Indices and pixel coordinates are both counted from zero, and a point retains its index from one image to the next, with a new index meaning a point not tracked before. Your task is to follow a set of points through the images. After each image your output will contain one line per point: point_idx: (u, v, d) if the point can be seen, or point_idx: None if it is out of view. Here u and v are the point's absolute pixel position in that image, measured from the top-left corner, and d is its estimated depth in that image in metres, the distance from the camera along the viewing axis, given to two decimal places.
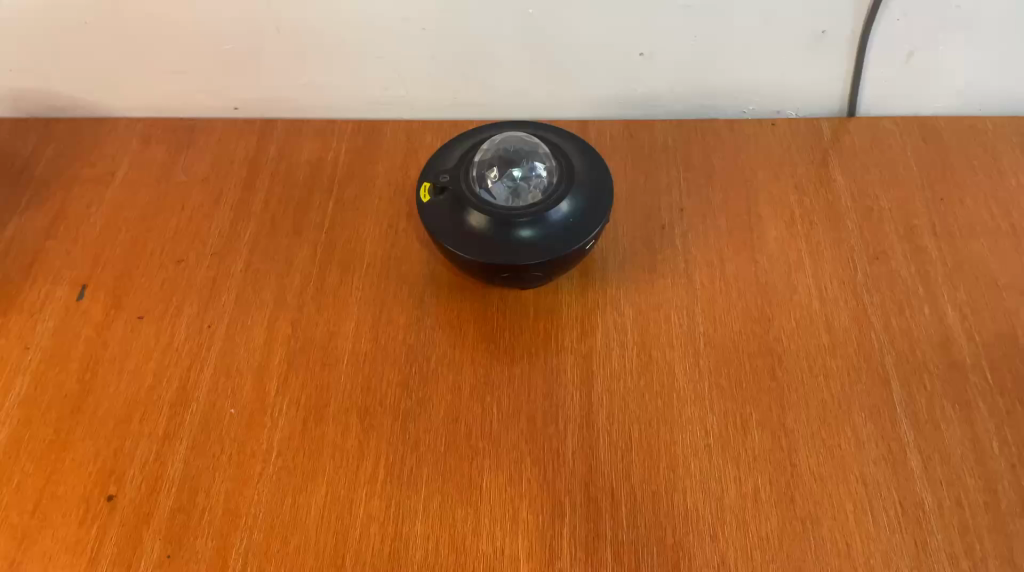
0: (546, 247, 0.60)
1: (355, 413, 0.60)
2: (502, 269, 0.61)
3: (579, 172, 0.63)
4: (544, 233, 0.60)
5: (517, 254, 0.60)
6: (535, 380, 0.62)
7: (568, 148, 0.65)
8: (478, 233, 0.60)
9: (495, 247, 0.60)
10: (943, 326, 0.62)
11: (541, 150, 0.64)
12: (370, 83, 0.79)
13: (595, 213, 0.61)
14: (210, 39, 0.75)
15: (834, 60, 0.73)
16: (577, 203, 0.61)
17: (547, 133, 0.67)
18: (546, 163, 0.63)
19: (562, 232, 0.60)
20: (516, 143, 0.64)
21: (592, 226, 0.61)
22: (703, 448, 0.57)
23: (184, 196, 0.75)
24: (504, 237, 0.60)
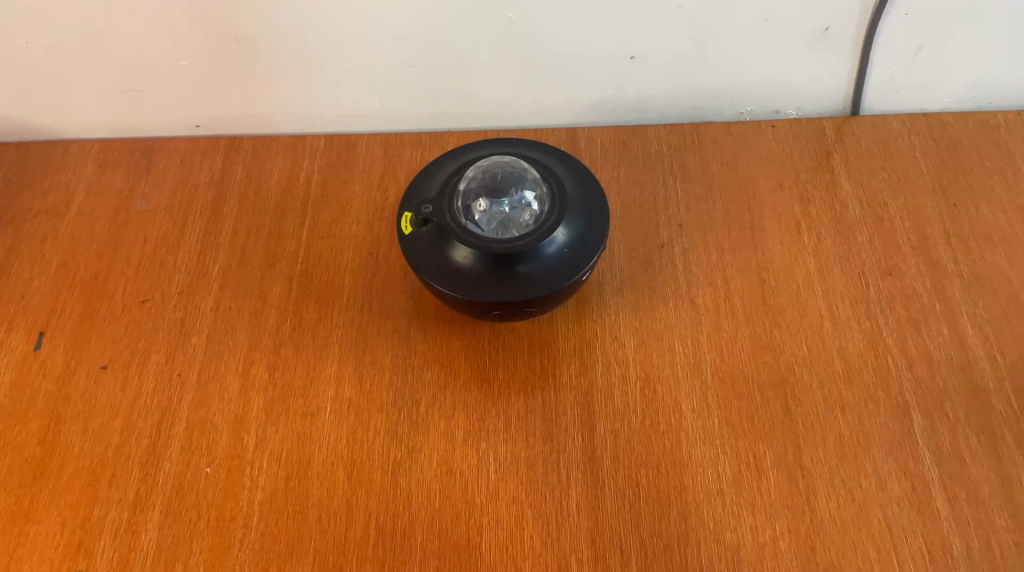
0: (539, 283, 0.55)
1: (341, 468, 0.56)
2: (494, 307, 0.56)
3: (572, 198, 0.58)
4: (535, 271, 0.56)
5: (509, 291, 0.55)
6: (533, 423, 0.57)
7: (560, 171, 0.60)
8: (467, 270, 0.56)
9: (485, 285, 0.56)
10: (963, 348, 0.58)
11: (530, 176, 0.59)
12: (343, 94, 0.74)
13: (589, 246, 0.57)
14: (165, 55, 0.70)
15: (837, 58, 0.69)
16: (569, 236, 0.56)
17: (537, 153, 0.62)
18: (536, 189, 0.58)
19: (557, 266, 0.56)
20: (502, 169, 0.59)
21: (588, 258, 0.56)
22: (716, 494, 0.53)
23: (145, 227, 0.70)
24: (494, 273, 0.56)
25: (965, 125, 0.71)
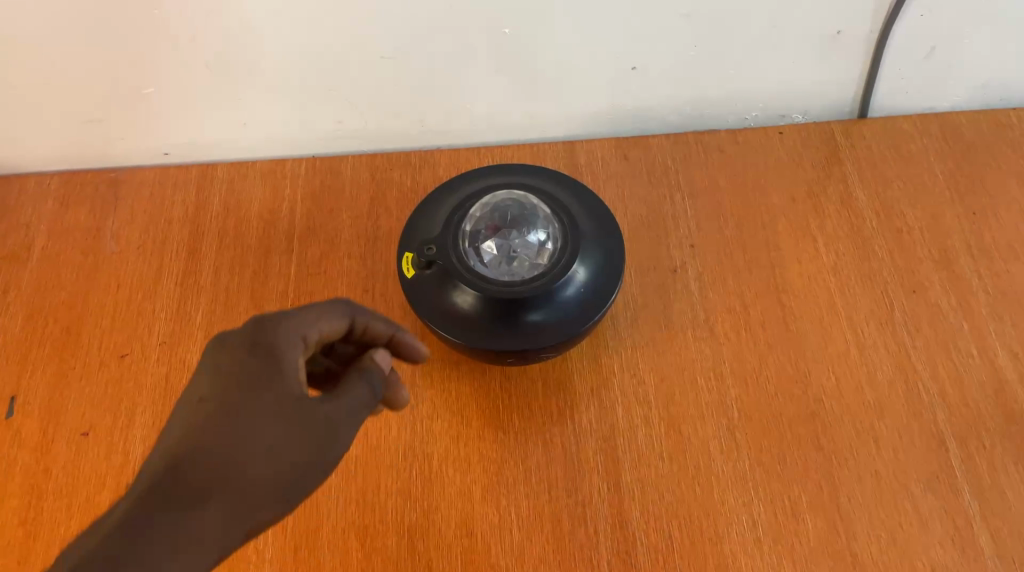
0: (556, 329, 0.51)
1: (354, 535, 0.52)
2: (508, 356, 0.52)
3: (587, 233, 0.54)
4: (552, 316, 0.52)
5: (525, 339, 0.51)
6: (554, 474, 0.54)
7: (571, 204, 0.56)
8: (477, 316, 0.51)
9: (497, 332, 0.51)
10: (994, 370, 0.57)
11: (541, 213, 0.55)
12: (324, 116, 0.69)
13: (607, 286, 0.53)
14: (128, 81, 0.64)
15: (848, 60, 0.66)
16: (587, 277, 0.52)
17: (544, 183, 0.57)
18: (548, 227, 0.54)
19: (574, 310, 0.52)
20: (510, 206, 0.55)
21: (606, 299, 0.52)
22: (753, 544, 0.51)
23: (118, 272, 0.65)
24: (506, 319, 0.51)
25: (978, 126, 0.69)
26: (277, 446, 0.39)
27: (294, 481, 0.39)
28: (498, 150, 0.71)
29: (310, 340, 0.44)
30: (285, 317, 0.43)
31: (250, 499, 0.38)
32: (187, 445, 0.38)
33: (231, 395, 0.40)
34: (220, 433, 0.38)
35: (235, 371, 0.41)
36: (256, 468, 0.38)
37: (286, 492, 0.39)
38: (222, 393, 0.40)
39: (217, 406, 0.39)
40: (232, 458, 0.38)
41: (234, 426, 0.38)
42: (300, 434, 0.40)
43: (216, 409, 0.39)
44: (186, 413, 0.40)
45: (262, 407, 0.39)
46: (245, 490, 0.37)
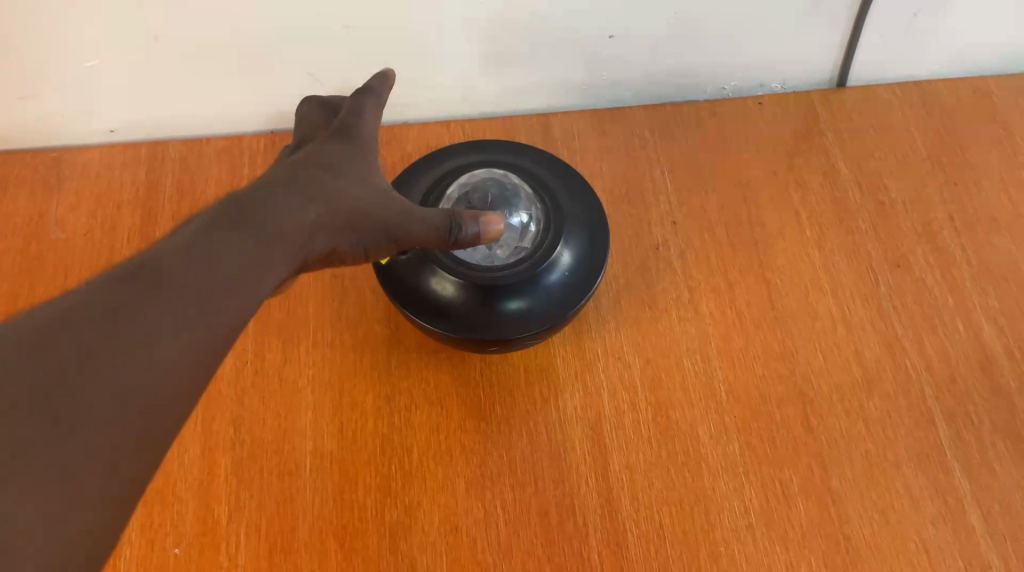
0: (540, 316, 0.49)
1: (333, 535, 0.50)
2: (490, 344, 0.49)
3: (569, 214, 0.52)
4: (536, 302, 0.49)
5: (507, 328, 0.48)
6: (540, 465, 0.52)
7: (553, 182, 0.53)
8: (457, 303, 0.48)
9: (478, 320, 0.48)
10: (980, 344, 0.56)
11: (522, 193, 0.52)
12: (284, 90, 0.65)
13: (592, 269, 0.50)
14: (67, 54, 0.59)
15: (829, 27, 0.64)
16: (571, 260, 0.50)
17: (524, 160, 0.54)
18: (529, 208, 0.51)
19: (559, 296, 0.49)
20: (491, 186, 0.52)
21: (591, 283, 0.50)
22: (745, 531, 0.50)
23: (64, 260, 0.60)
24: (487, 306, 0.48)
25: (958, 93, 0.67)
26: (362, 199, 0.42)
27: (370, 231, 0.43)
28: (468, 124, 0.67)
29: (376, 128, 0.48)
30: (353, 113, 0.47)
31: (341, 222, 0.41)
32: (286, 176, 0.40)
33: (318, 154, 0.43)
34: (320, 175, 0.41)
35: (322, 146, 0.44)
36: (343, 205, 0.41)
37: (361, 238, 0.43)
38: (322, 155, 0.43)
39: (305, 157, 0.43)
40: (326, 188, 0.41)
41: (334, 174, 0.42)
42: (380, 200, 0.43)
43: (309, 158, 0.43)
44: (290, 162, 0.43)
45: (358, 170, 0.44)
46: (341, 214, 0.41)
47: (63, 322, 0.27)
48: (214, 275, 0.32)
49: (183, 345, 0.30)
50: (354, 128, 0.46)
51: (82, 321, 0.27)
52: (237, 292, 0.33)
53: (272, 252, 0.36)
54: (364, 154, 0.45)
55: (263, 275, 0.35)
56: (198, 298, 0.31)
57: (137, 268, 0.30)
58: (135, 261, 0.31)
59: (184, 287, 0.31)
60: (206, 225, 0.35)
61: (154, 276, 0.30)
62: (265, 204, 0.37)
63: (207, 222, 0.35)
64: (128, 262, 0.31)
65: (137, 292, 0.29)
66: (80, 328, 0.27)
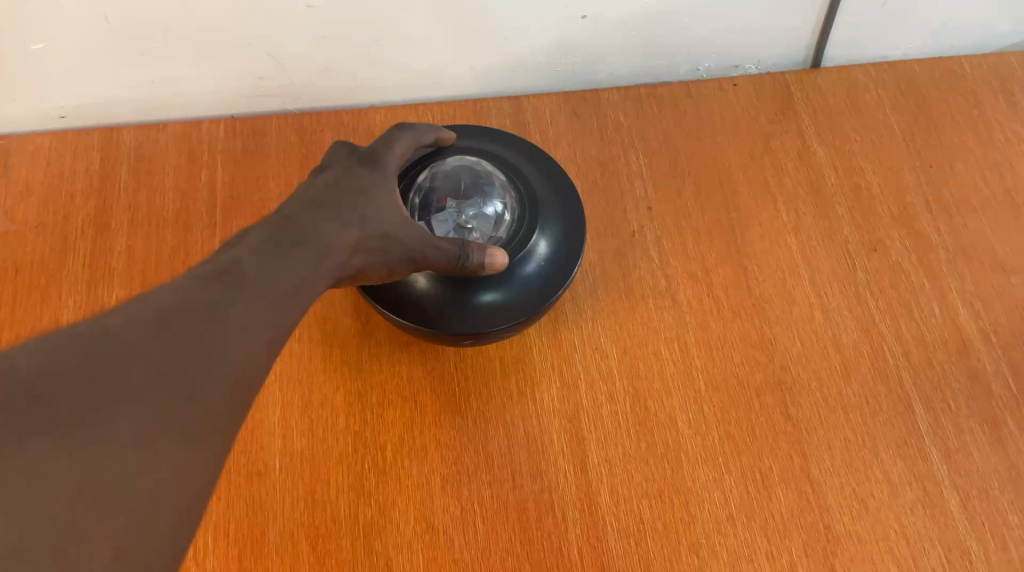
0: (514, 307, 0.47)
1: (306, 537, 0.48)
2: (463, 340, 0.47)
3: (544, 201, 0.50)
4: (510, 294, 0.47)
5: (481, 320, 0.47)
6: (517, 459, 0.51)
7: (527, 168, 0.52)
8: (430, 298, 0.47)
9: (452, 314, 0.47)
10: (957, 328, 0.56)
11: (496, 180, 0.50)
12: (243, 71, 0.62)
13: (568, 258, 0.49)
14: (12, 36, 0.56)
15: (805, 6, 0.63)
16: (547, 248, 0.48)
17: (496, 146, 0.53)
18: (503, 196, 0.50)
19: (536, 284, 0.48)
20: (464, 171, 0.50)
21: (568, 269, 0.48)
22: (725, 521, 0.49)
23: (15, 254, 0.57)
24: (460, 299, 0.47)
25: (931, 73, 0.67)
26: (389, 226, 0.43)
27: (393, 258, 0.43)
28: (438, 107, 0.65)
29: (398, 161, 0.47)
30: (380, 150, 0.47)
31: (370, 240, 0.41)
32: (323, 199, 0.41)
33: (351, 182, 0.43)
34: (349, 203, 0.42)
35: (350, 172, 0.45)
36: (374, 231, 0.42)
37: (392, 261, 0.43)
38: (345, 183, 0.43)
39: (334, 184, 0.43)
40: (358, 214, 0.41)
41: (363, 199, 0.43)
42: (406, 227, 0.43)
43: (345, 184, 0.43)
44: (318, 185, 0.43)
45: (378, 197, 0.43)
46: (369, 236, 0.41)
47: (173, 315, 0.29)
48: (278, 284, 0.34)
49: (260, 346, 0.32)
50: (380, 155, 0.46)
51: (184, 314, 0.29)
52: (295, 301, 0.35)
53: (324, 263, 0.38)
54: (387, 180, 0.45)
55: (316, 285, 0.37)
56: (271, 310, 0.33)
57: (220, 272, 0.33)
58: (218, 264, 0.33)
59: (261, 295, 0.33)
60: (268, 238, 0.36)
61: (235, 280, 0.32)
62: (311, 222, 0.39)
63: (271, 236, 0.37)
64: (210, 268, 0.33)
65: (229, 293, 0.31)
66: (183, 322, 0.29)
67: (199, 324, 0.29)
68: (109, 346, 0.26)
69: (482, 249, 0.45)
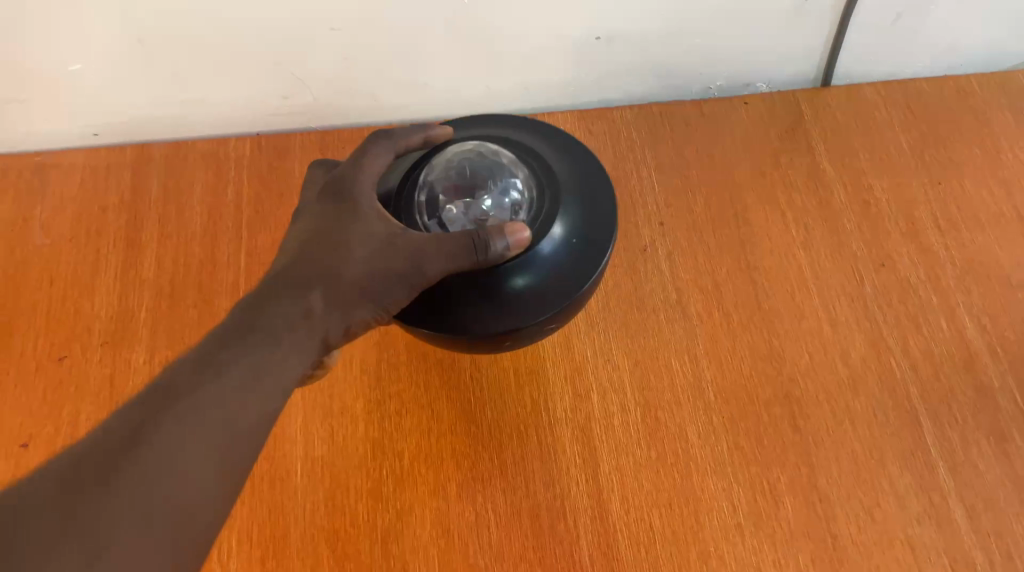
0: (555, 291, 0.40)
1: (325, 541, 0.50)
2: (502, 340, 0.41)
3: (561, 173, 0.44)
4: (547, 277, 0.41)
5: (522, 315, 0.40)
6: (531, 467, 0.52)
7: (534, 142, 0.46)
8: (457, 294, 0.41)
9: (485, 311, 0.40)
10: (964, 342, 0.56)
11: (504, 159, 0.44)
12: (268, 91, 0.64)
13: (601, 226, 0.43)
14: (49, 59, 0.59)
15: (815, 27, 0.65)
16: (576, 220, 0.42)
17: (496, 128, 0.47)
18: (517, 173, 0.43)
19: (575, 263, 0.41)
20: (467, 157, 0.44)
21: (608, 238, 0.42)
22: (733, 529, 0.50)
23: (51, 266, 0.60)
24: (491, 293, 0.40)
25: (941, 91, 0.68)
26: (366, 257, 0.39)
27: (383, 286, 0.39)
28: None
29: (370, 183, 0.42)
30: (350, 177, 0.42)
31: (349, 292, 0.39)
32: (296, 259, 0.40)
33: (323, 233, 0.41)
34: (317, 256, 0.40)
35: (320, 215, 0.42)
36: (348, 274, 0.39)
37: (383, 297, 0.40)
38: (315, 234, 0.41)
39: (309, 239, 0.41)
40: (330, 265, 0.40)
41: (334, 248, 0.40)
42: (386, 250, 0.39)
43: (316, 234, 0.41)
44: (292, 246, 0.42)
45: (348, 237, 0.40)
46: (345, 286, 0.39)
47: (88, 464, 0.30)
48: (261, 349, 0.37)
49: (254, 403, 0.36)
50: (354, 184, 0.42)
51: (177, 389, 0.34)
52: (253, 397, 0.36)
53: (287, 339, 0.38)
54: (361, 213, 0.41)
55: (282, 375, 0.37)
56: (264, 368, 0.37)
57: (211, 344, 0.36)
58: (213, 335, 0.37)
59: (251, 356, 0.36)
60: (247, 311, 0.38)
61: (221, 348, 0.36)
62: (287, 286, 0.39)
63: (252, 304, 0.38)
64: (201, 344, 0.37)
65: (188, 391, 0.34)
66: (174, 395, 0.33)
67: (190, 394, 0.34)
68: (60, 473, 0.30)
69: (502, 233, 0.39)
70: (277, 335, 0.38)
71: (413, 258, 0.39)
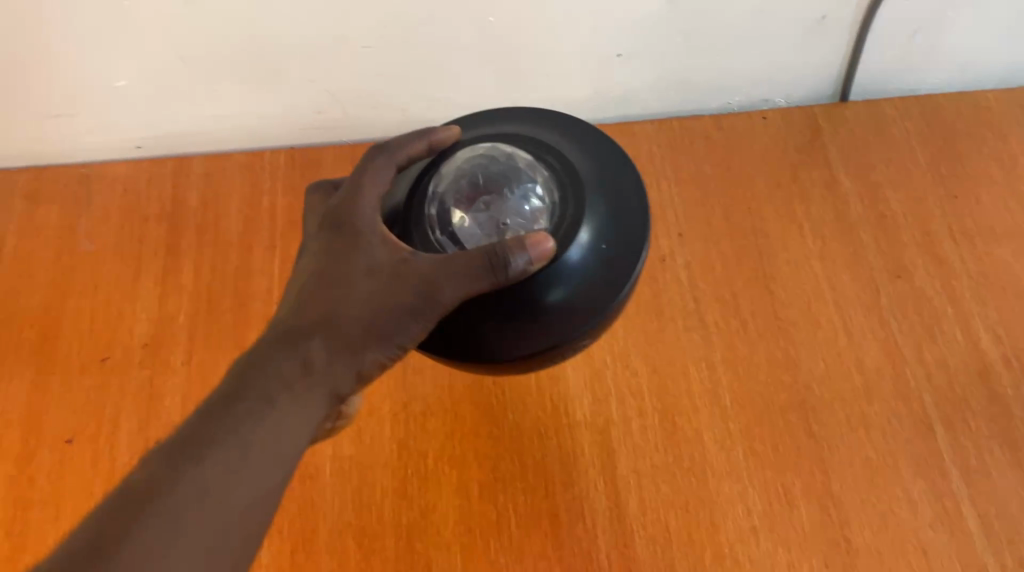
0: (587, 303, 0.38)
1: (351, 536, 0.52)
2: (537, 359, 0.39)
3: (582, 170, 0.41)
4: (577, 289, 0.38)
5: (555, 332, 0.38)
6: (551, 468, 0.54)
7: (549, 137, 0.43)
8: (484, 314, 0.39)
9: (515, 331, 0.38)
10: (978, 352, 0.57)
11: (520, 160, 0.41)
12: (301, 106, 0.67)
13: (630, 224, 0.40)
14: (97, 75, 0.62)
15: (832, 44, 0.67)
16: (604, 221, 0.40)
17: (507, 124, 0.44)
18: (534, 175, 0.41)
19: (608, 267, 0.39)
20: (479, 162, 0.41)
21: (640, 240, 0.40)
22: (748, 532, 0.51)
23: (95, 272, 0.63)
24: (520, 312, 0.38)
25: (958, 106, 0.69)
26: (373, 292, 0.36)
27: (394, 320, 0.36)
28: None
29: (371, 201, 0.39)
30: (348, 198, 0.39)
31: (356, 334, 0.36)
32: (299, 300, 0.37)
33: (322, 264, 0.37)
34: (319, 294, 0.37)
35: (319, 246, 0.38)
36: (350, 313, 0.36)
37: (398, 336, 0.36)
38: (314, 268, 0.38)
39: (310, 274, 0.38)
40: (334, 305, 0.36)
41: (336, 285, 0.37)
42: (393, 284, 0.36)
43: (317, 269, 0.38)
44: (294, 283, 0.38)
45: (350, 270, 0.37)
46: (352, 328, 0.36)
47: None
48: (272, 405, 0.34)
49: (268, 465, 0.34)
50: (354, 205, 0.39)
51: (183, 461, 0.32)
52: (247, 471, 0.33)
53: (283, 400, 0.35)
54: (364, 239, 0.38)
55: (279, 441, 0.34)
56: (275, 427, 0.34)
57: (220, 400, 0.34)
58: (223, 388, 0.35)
59: (262, 414, 0.34)
60: (253, 361, 0.35)
61: (230, 404, 0.34)
62: (293, 331, 0.36)
63: (259, 353, 0.36)
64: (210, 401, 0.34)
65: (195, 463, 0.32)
66: (180, 468, 0.32)
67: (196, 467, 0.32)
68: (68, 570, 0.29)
69: (523, 247, 0.36)
70: (287, 387, 0.35)
71: (424, 288, 0.36)
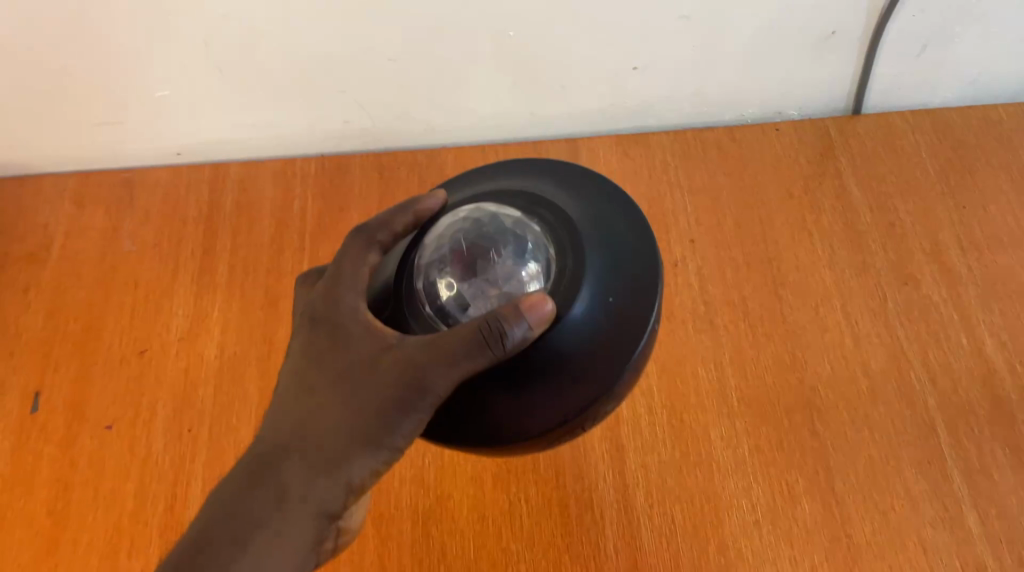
0: (598, 361, 0.36)
1: (371, 520, 0.54)
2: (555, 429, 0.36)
3: (576, 219, 0.39)
4: (585, 348, 0.36)
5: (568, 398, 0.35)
6: (562, 460, 0.57)
7: (540, 188, 0.41)
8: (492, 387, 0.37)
9: (526, 402, 0.36)
10: (982, 358, 0.59)
11: (506, 216, 0.39)
12: (331, 116, 0.71)
13: (636, 268, 0.38)
14: (141, 85, 0.66)
15: (842, 58, 0.69)
16: (607, 271, 0.37)
17: (500, 180, 0.43)
18: (525, 230, 0.39)
19: (616, 320, 0.36)
20: (462, 222, 0.39)
21: (649, 283, 0.37)
22: (752, 525, 0.53)
23: (136, 270, 0.67)
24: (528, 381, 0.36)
25: (968, 119, 0.71)
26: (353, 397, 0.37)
27: (381, 419, 0.36)
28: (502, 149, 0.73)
29: (353, 283, 0.40)
30: (331, 283, 0.40)
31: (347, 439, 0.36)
32: (297, 399, 0.38)
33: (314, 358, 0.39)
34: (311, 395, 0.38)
35: (311, 338, 0.40)
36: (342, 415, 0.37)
37: (383, 440, 0.36)
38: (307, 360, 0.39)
39: (306, 369, 0.39)
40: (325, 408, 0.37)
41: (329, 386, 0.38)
42: (370, 385, 0.37)
43: (312, 364, 0.39)
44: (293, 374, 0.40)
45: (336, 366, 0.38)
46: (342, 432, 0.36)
47: None
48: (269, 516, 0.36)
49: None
50: (337, 290, 0.40)
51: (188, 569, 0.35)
52: None
53: (281, 508, 0.36)
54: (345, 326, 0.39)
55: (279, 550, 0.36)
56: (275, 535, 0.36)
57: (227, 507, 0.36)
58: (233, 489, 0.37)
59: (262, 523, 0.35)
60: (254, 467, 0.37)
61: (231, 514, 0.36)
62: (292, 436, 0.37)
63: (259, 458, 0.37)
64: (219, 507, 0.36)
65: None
66: None
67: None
68: None
69: (520, 315, 0.34)
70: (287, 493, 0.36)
71: (407, 377, 0.35)
